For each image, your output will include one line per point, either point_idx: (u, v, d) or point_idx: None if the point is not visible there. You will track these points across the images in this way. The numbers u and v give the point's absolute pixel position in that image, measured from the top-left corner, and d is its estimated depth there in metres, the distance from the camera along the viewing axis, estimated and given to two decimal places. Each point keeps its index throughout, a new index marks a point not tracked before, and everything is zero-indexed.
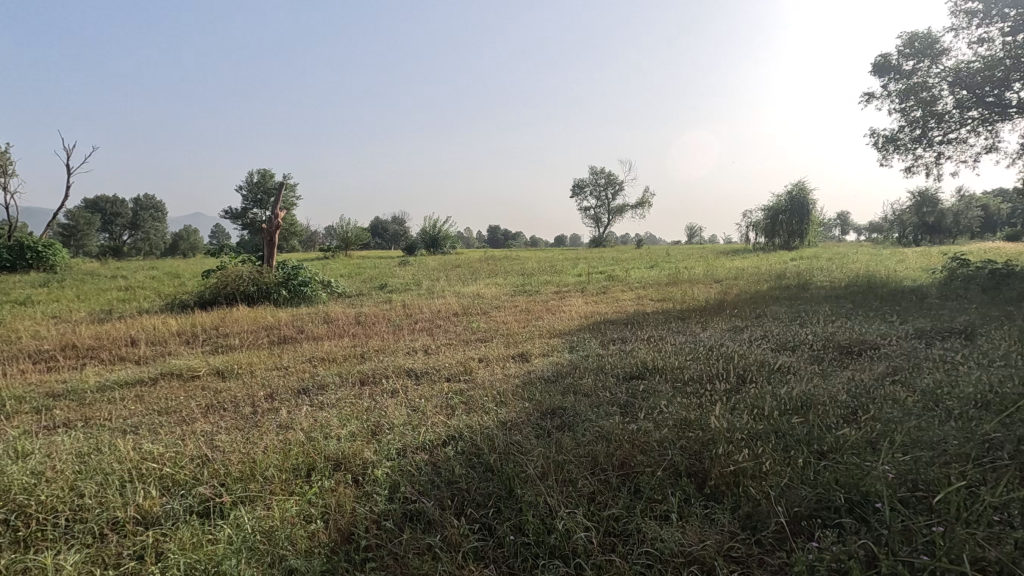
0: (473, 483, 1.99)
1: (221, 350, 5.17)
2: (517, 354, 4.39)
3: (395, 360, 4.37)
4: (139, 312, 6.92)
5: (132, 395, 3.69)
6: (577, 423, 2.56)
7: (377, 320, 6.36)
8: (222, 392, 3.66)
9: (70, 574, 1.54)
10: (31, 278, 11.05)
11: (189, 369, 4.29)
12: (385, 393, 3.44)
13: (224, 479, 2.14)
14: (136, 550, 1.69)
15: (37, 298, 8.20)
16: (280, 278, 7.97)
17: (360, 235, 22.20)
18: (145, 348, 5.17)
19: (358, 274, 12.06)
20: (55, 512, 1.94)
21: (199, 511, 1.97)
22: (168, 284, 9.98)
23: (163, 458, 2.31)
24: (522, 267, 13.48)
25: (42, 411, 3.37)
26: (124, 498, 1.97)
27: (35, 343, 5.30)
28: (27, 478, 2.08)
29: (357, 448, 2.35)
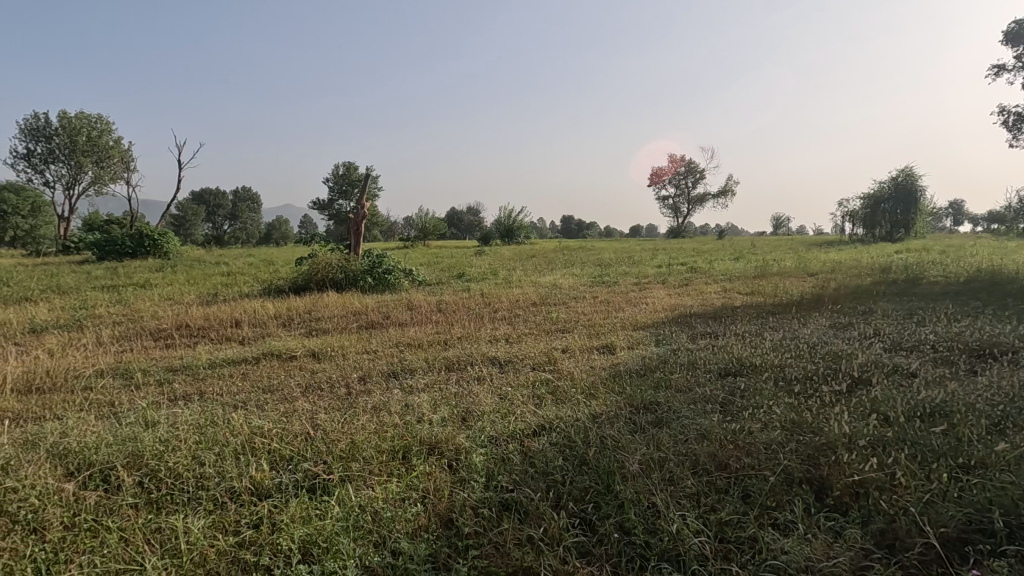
0: (570, 476, 1.94)
1: (314, 333, 5.47)
2: (601, 346, 4.29)
3: (478, 347, 4.41)
4: (241, 296, 7.45)
5: (239, 373, 3.96)
6: (673, 419, 2.44)
7: (458, 308, 6.46)
8: (318, 373, 3.84)
9: (198, 537, 1.64)
10: (149, 263, 12.21)
11: (287, 350, 4.57)
12: (472, 380, 3.47)
13: (327, 457, 2.22)
14: (252, 519, 1.78)
15: (155, 282, 9.05)
16: (366, 266, 8.30)
17: (436, 225, 22.65)
18: (247, 329, 5.55)
19: (437, 263, 12.34)
20: (180, 477, 2.09)
21: (306, 486, 2.05)
22: (264, 271, 10.66)
23: (271, 433, 2.44)
24: (598, 258, 13.20)
25: (163, 385, 3.71)
26: (239, 470, 2.10)
27: (155, 322, 5.86)
28: (157, 445, 2.27)
29: (449, 434, 2.37)
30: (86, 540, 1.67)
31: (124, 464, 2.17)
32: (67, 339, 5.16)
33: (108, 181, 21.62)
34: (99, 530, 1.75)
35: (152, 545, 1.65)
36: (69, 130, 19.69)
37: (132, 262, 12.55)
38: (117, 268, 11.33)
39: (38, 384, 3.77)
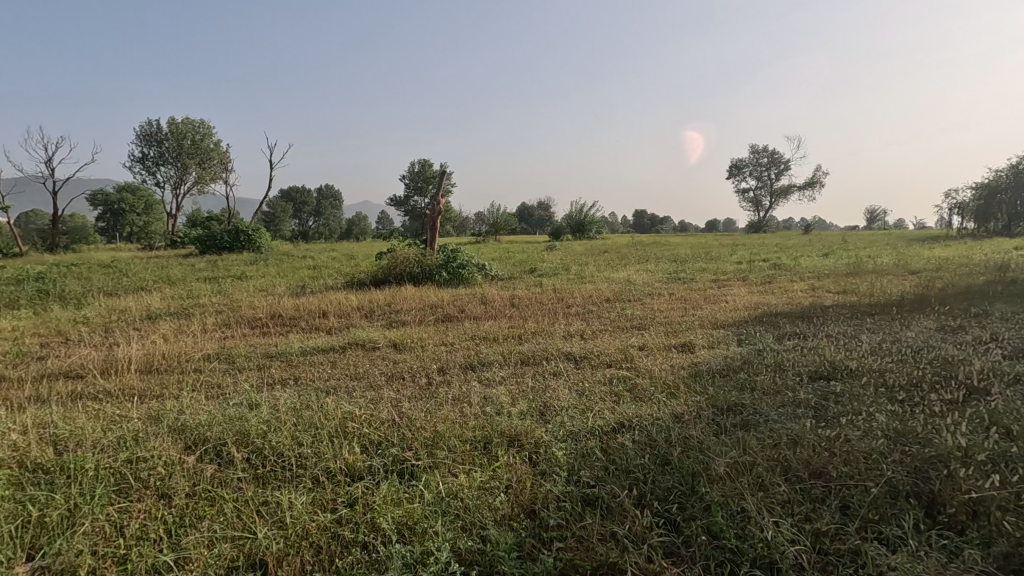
0: (653, 475, 1.92)
1: (395, 325, 5.71)
2: (679, 344, 4.17)
3: (553, 342, 4.43)
4: (326, 288, 7.88)
5: (328, 360, 4.22)
6: (761, 423, 2.34)
7: (531, 303, 6.50)
8: (399, 363, 4.01)
9: (302, 511, 1.77)
10: (244, 257, 13.20)
11: (370, 340, 4.80)
12: (548, 375, 3.49)
13: (413, 443, 2.32)
14: (348, 499, 1.90)
15: (250, 274, 9.76)
16: (441, 261, 8.53)
17: (508, 220, 22.75)
18: (334, 320, 5.89)
19: (509, 258, 12.47)
20: (282, 456, 2.27)
21: (394, 471, 2.16)
22: (346, 265, 11.21)
23: (360, 419, 2.58)
24: (673, 254, 12.82)
25: (262, 369, 4.01)
26: (334, 452, 2.24)
27: (252, 311, 6.34)
28: (262, 426, 2.46)
29: (529, 427, 2.40)
30: (205, 507, 1.84)
31: (233, 441, 2.37)
32: (178, 325, 5.69)
33: (209, 180, 23.52)
34: (216, 499, 1.92)
35: (261, 516, 1.79)
36: (177, 134, 21.57)
37: (229, 256, 13.60)
38: (217, 261, 12.33)
39: (157, 365, 4.19)
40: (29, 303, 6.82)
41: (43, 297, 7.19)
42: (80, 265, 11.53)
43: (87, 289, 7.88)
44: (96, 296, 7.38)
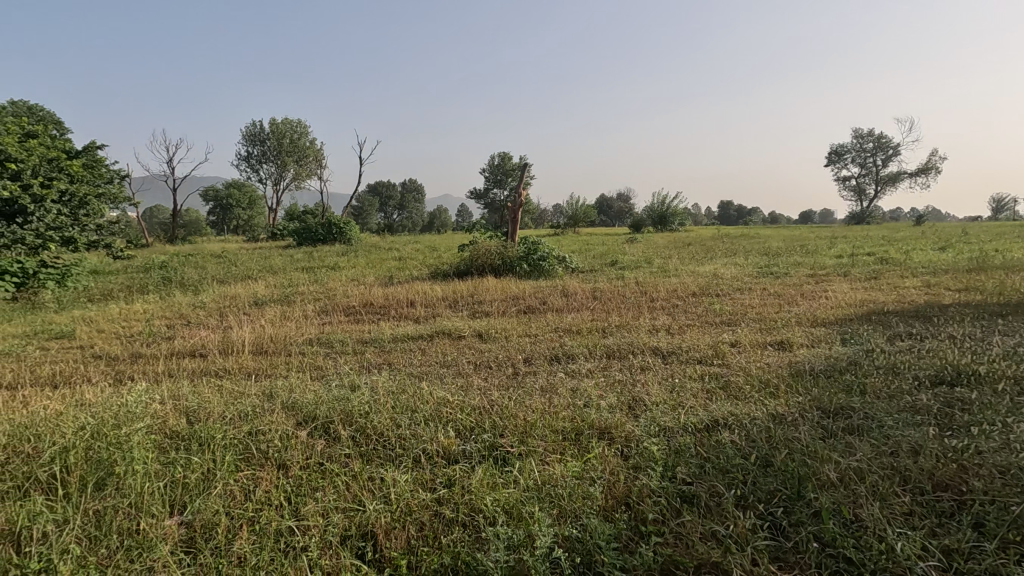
0: (753, 475, 1.85)
1: (478, 315, 5.84)
2: (775, 342, 3.95)
3: (638, 336, 4.35)
4: (412, 280, 8.19)
5: (418, 348, 4.39)
6: (874, 428, 2.17)
7: (614, 296, 6.41)
8: (485, 352, 4.10)
9: (404, 488, 1.87)
10: (336, 248, 14.00)
11: (456, 330, 4.94)
12: (635, 369, 3.43)
13: (504, 430, 2.38)
14: (447, 480, 1.98)
15: (342, 265, 10.34)
16: (522, 253, 8.59)
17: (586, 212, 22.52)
18: (421, 309, 6.12)
19: (589, 250, 12.35)
20: (382, 436, 2.40)
21: (488, 456, 2.22)
22: (430, 256, 11.58)
23: (453, 404, 2.68)
24: (764, 246, 12.12)
25: (359, 354, 4.26)
26: (430, 435, 2.34)
27: (346, 299, 6.72)
28: (363, 407, 2.62)
29: (620, 421, 2.39)
30: (318, 478, 1.99)
31: (338, 420, 2.54)
32: (281, 311, 6.15)
33: (305, 177, 25.10)
34: (326, 472, 2.07)
35: (368, 490, 1.90)
36: (277, 134, 23.20)
37: (323, 247, 14.48)
38: (313, 252, 13.17)
39: (266, 347, 4.56)
40: (157, 289, 7.64)
41: (168, 283, 8.03)
42: (196, 255, 12.74)
43: (203, 277, 8.70)
44: (211, 283, 8.12)
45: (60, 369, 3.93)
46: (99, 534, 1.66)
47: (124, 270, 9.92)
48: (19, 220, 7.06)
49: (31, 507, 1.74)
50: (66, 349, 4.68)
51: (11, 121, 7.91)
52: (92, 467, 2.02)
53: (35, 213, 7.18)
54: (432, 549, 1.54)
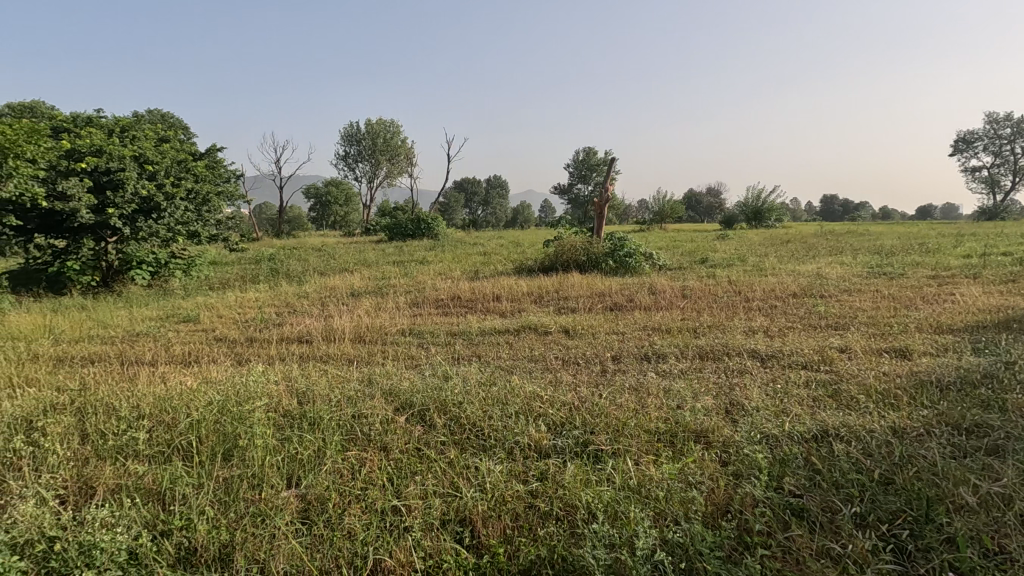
0: (872, 492, 1.70)
1: (564, 311, 5.82)
2: (892, 349, 3.61)
3: (734, 338, 4.14)
4: (498, 274, 8.32)
5: (505, 342, 4.46)
6: (1020, 450, 1.92)
7: (705, 295, 6.14)
8: (573, 349, 4.08)
9: (498, 478, 1.90)
10: (425, 243, 14.52)
11: (543, 325, 4.96)
12: (731, 372, 3.27)
13: (596, 428, 2.36)
14: (539, 473, 1.99)
15: (431, 259, 10.70)
16: (608, 249, 8.45)
17: (674, 208, 21.76)
18: (507, 304, 6.19)
19: (678, 247, 11.92)
20: (474, 426, 2.46)
21: (579, 452, 2.22)
22: (514, 252, 11.68)
23: (544, 399, 2.69)
24: (876, 245, 11.08)
25: (449, 346, 4.39)
26: (522, 429, 2.37)
27: (435, 292, 6.95)
28: (457, 397, 2.69)
29: (719, 426, 2.28)
30: (415, 462, 2.07)
31: (433, 408, 2.63)
32: (376, 303, 6.48)
33: (396, 175, 26.23)
34: (424, 458, 2.15)
35: (464, 477, 1.96)
36: (372, 134, 24.39)
37: (412, 242, 15.07)
38: (403, 247, 13.74)
39: (363, 336, 4.82)
40: (267, 280, 8.30)
41: (276, 274, 8.71)
42: (300, 249, 13.72)
43: (306, 269, 9.35)
44: (313, 275, 8.70)
45: (189, 350, 4.38)
46: (228, 498, 1.83)
47: (239, 261, 10.89)
48: (154, 215, 7.92)
49: (173, 471, 1.96)
50: (193, 332, 5.21)
51: (149, 127, 8.89)
52: (221, 440, 2.24)
53: (167, 209, 8.02)
54: (529, 540, 1.56)
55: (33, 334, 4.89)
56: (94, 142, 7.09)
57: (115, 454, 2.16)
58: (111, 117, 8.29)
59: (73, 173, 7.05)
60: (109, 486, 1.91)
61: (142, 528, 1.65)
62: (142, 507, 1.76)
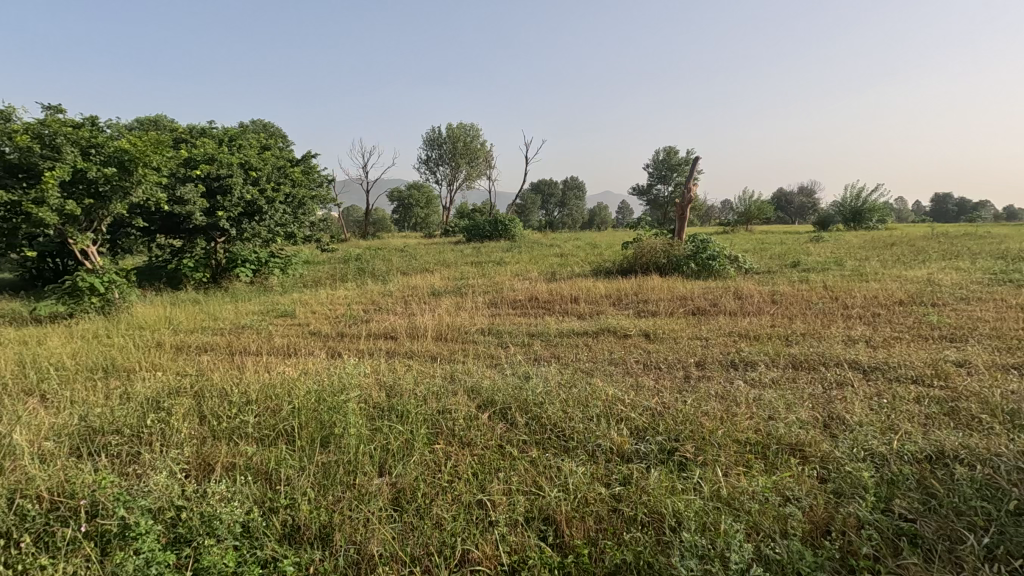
0: (1001, 522, 1.53)
1: (644, 314, 5.70)
2: (1021, 366, 3.22)
3: (831, 347, 3.86)
4: (575, 276, 8.28)
5: (584, 344, 4.43)
6: None
7: (797, 301, 5.78)
8: (654, 353, 3.98)
9: (580, 479, 1.90)
10: (502, 244, 14.73)
11: (622, 328, 4.88)
12: (829, 383, 3.06)
13: (682, 435, 2.29)
14: (622, 477, 1.96)
15: (508, 260, 10.84)
16: (691, 251, 8.15)
17: (762, 208, 20.60)
18: (585, 306, 6.15)
19: (766, 249, 11.28)
20: (555, 426, 2.47)
21: (664, 458, 2.16)
22: (592, 254, 11.56)
23: (626, 403, 2.65)
24: (1001, 248, 9.89)
25: (527, 346, 4.43)
26: (605, 431, 2.34)
27: (514, 293, 7.03)
28: (538, 397, 2.71)
29: (818, 440, 2.15)
30: (498, 459, 2.11)
31: (514, 407, 2.67)
32: (456, 302, 6.66)
33: (475, 177, 26.79)
34: (506, 456, 2.19)
35: (547, 476, 1.97)
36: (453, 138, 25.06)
37: (490, 243, 15.32)
38: (481, 248, 14.00)
39: (444, 334, 4.98)
40: (355, 278, 8.76)
41: (363, 273, 9.17)
42: (385, 249, 14.36)
43: (390, 269, 9.76)
44: (397, 275, 9.08)
45: (287, 342, 4.72)
46: (326, 482, 1.95)
47: (330, 260, 11.58)
48: (257, 217, 8.62)
49: (278, 454, 2.12)
50: (291, 325, 5.60)
51: (253, 137, 9.67)
52: (318, 427, 2.40)
53: (268, 212, 8.68)
54: (614, 544, 1.55)
55: (157, 324, 5.46)
56: (207, 151, 7.81)
57: (229, 435, 2.37)
58: (221, 128, 9.10)
59: (189, 180, 7.81)
60: (225, 463, 2.10)
61: (254, 503, 1.80)
62: (254, 485, 1.92)
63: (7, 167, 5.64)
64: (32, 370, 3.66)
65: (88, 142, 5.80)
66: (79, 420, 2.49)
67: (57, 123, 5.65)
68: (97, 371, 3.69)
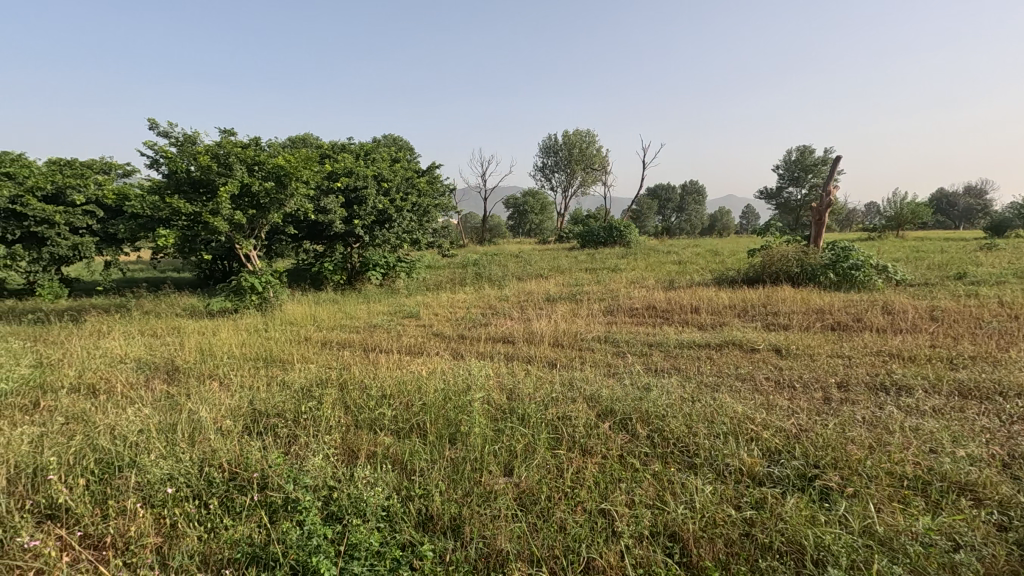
0: None
1: (774, 327, 5.31)
2: None
3: (1012, 374, 3.30)
4: (696, 284, 7.94)
5: (707, 356, 4.23)
6: None
7: (963, 318, 5.03)
8: (787, 370, 3.69)
9: (707, 498, 1.82)
10: (617, 251, 14.52)
11: (749, 341, 4.58)
12: (1008, 417, 2.63)
13: (822, 462, 2.11)
14: (754, 500, 1.85)
15: (624, 267, 10.65)
16: (829, 260, 7.44)
17: (917, 212, 18.21)
18: (707, 316, 5.86)
19: (923, 259, 9.93)
20: (678, 440, 2.39)
21: (801, 485, 2.01)
22: (714, 261, 10.98)
23: (756, 422, 2.50)
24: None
25: (645, 356, 4.33)
26: (735, 450, 2.22)
27: (630, 301, 6.89)
28: (659, 409, 2.64)
29: (996, 482, 1.86)
30: (620, 469, 2.09)
31: (635, 418, 2.62)
32: (571, 309, 6.68)
33: (590, 183, 26.66)
34: (628, 467, 2.16)
35: (671, 492, 1.92)
36: (569, 144, 25.20)
37: (604, 250, 15.14)
38: (595, 255, 13.89)
39: (560, 340, 5.02)
40: (473, 283, 9.12)
41: (481, 278, 9.53)
42: (501, 255, 14.80)
43: (507, 274, 10.05)
44: (513, 280, 9.31)
45: (414, 342, 5.04)
46: (455, 476, 2.07)
47: (450, 265, 12.19)
48: (388, 225, 9.34)
49: (413, 448, 2.28)
50: (416, 326, 5.99)
51: (385, 150, 10.49)
52: (445, 424, 2.54)
53: (397, 220, 9.37)
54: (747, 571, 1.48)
55: (303, 321, 6.11)
56: (346, 165, 8.63)
57: (369, 425, 2.60)
58: (358, 144, 9.99)
59: (331, 192, 8.66)
60: (366, 451, 2.31)
61: (392, 490, 1.96)
62: (392, 473, 2.09)
63: (192, 184, 6.65)
64: (210, 357, 4.28)
65: (253, 160, 6.65)
66: (249, 403, 2.87)
67: (230, 144, 6.56)
68: (259, 360, 4.22)
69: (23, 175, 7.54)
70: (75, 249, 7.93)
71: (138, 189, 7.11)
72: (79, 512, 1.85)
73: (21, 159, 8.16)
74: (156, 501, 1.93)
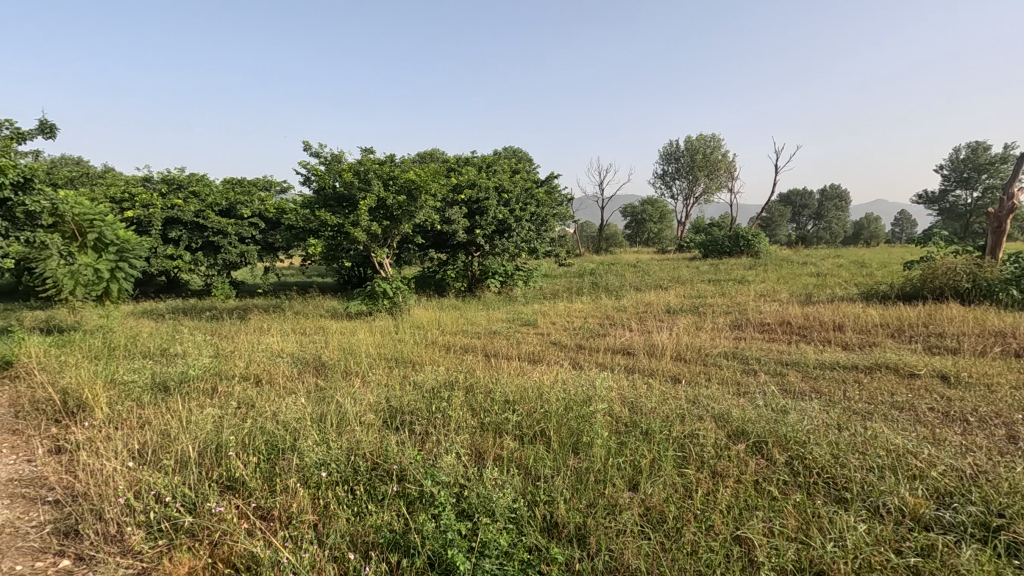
0: None
1: (937, 351, 4.65)
2: None
3: None
4: (838, 299, 7.19)
5: (854, 380, 3.81)
6: None
7: None
8: (957, 401, 3.21)
9: (862, 536, 1.65)
10: (744, 261, 13.60)
11: (906, 365, 4.06)
12: None
13: (1009, 511, 1.81)
14: (920, 545, 1.64)
15: (753, 278, 9.95)
16: (1010, 274, 6.35)
17: None
18: (852, 335, 5.29)
19: None
20: (823, 470, 2.18)
21: (979, 534, 1.75)
22: (860, 274, 9.87)
23: (921, 457, 2.20)
24: None
25: (779, 376, 4.01)
26: (893, 487, 1.99)
27: (760, 315, 6.43)
28: (800, 434, 2.43)
29: None
30: (755, 495, 1.96)
31: (772, 442, 2.44)
32: (694, 321, 6.38)
33: (714, 190, 25.25)
34: (765, 494, 2.02)
35: (817, 525, 1.77)
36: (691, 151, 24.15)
37: (730, 259, 14.26)
38: (720, 265, 13.16)
39: (683, 353, 4.81)
40: (590, 292, 9.07)
41: (597, 288, 9.45)
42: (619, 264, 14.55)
43: (624, 284, 9.86)
44: (631, 290, 9.11)
45: (532, 350, 5.13)
46: (580, 486, 2.08)
47: (567, 273, 12.23)
48: (507, 234, 9.61)
49: (538, 455, 2.32)
50: (533, 334, 6.09)
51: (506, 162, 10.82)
52: (568, 434, 2.56)
53: (516, 229, 9.61)
54: None
55: (429, 325, 6.50)
56: (470, 178, 9.09)
57: (494, 428, 2.69)
58: (481, 157, 10.40)
59: (456, 203, 9.12)
60: (492, 454, 2.39)
61: (519, 494, 2.01)
62: (517, 478, 2.14)
63: (337, 199, 7.37)
64: (350, 356, 4.70)
65: (388, 175, 7.20)
66: (386, 400, 3.11)
67: (370, 162, 7.18)
68: (391, 361, 4.56)
69: (205, 193, 8.88)
70: (242, 256, 9.15)
71: (293, 204, 8.05)
72: (252, 486, 2.14)
73: (205, 179, 9.61)
74: (312, 482, 2.16)
